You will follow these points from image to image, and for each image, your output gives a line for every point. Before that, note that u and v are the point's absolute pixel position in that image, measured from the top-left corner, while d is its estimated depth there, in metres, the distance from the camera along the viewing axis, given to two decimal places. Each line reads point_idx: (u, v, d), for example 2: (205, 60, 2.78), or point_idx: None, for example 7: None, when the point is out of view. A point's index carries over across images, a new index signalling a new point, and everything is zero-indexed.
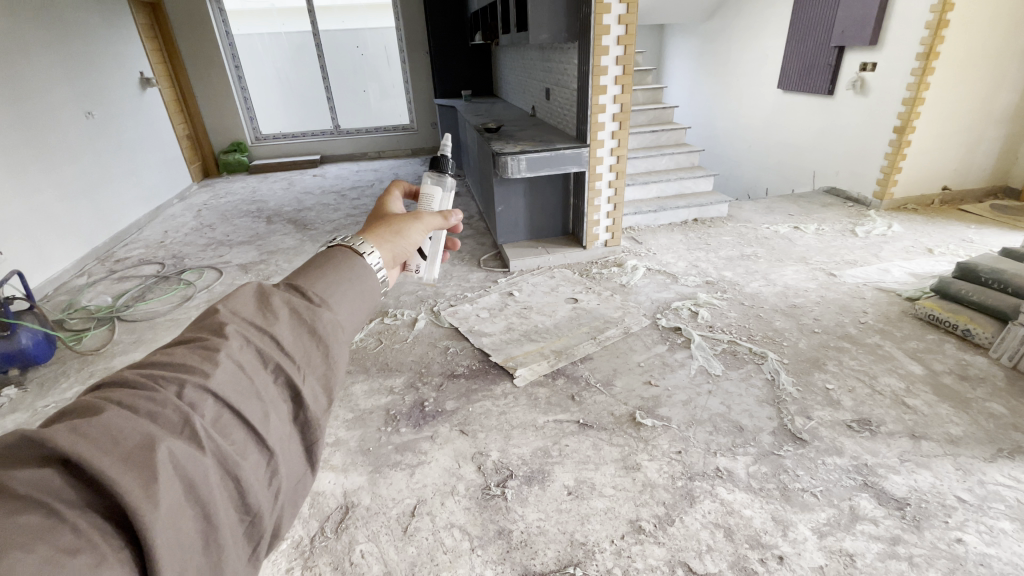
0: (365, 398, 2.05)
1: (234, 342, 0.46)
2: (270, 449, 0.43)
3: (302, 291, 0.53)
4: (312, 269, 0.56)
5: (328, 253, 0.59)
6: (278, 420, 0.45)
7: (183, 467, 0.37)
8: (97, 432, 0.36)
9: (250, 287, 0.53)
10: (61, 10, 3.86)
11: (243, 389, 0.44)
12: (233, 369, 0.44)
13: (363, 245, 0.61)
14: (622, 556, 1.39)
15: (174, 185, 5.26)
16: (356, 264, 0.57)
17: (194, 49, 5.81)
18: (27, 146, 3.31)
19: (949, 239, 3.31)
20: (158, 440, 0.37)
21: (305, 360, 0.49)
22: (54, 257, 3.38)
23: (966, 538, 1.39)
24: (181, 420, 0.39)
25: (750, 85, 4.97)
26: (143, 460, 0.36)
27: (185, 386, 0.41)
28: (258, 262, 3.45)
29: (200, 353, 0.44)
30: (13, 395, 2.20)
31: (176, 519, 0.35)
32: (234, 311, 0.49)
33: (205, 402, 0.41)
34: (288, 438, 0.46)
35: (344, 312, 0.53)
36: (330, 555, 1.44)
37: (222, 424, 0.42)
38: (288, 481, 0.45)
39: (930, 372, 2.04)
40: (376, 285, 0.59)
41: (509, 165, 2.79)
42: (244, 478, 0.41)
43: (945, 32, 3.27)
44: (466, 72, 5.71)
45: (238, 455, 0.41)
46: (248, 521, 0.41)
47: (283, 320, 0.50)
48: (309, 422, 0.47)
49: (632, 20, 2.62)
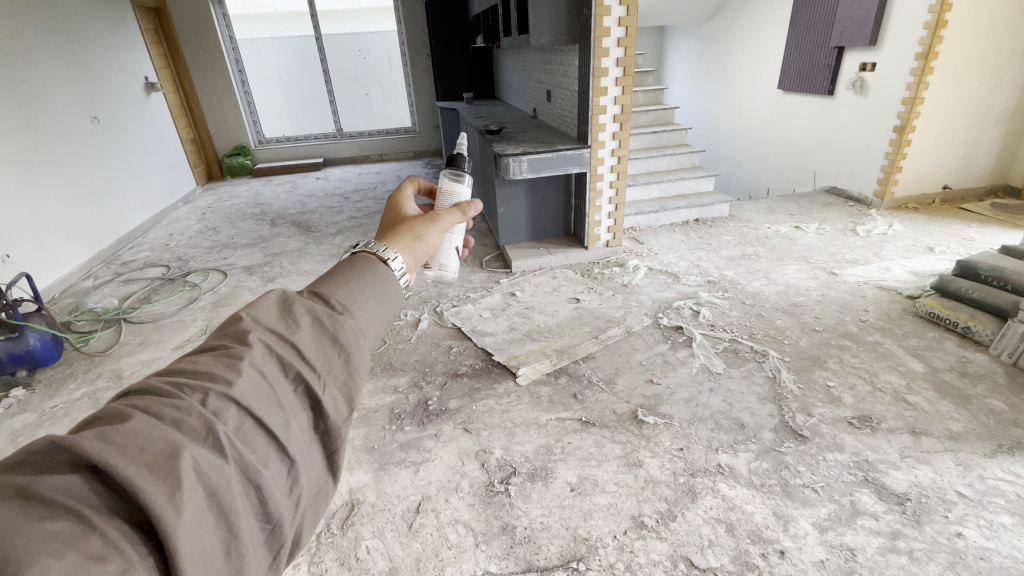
0: (370, 397, 2.07)
1: (256, 350, 0.47)
2: (291, 458, 0.45)
3: (325, 299, 0.54)
4: (334, 276, 0.57)
5: (350, 260, 0.60)
6: (298, 428, 0.46)
7: (206, 474, 0.38)
8: (123, 440, 0.37)
9: (273, 294, 0.54)
10: (66, 16, 3.91)
11: (265, 397, 0.45)
12: (256, 377, 0.45)
13: (386, 251, 0.63)
14: (625, 551, 1.40)
15: (179, 188, 5.30)
16: (379, 271, 0.59)
17: (198, 53, 5.86)
18: (33, 150, 3.35)
19: (949, 237, 3.32)
20: (182, 448, 0.38)
21: (326, 368, 0.50)
22: (61, 260, 3.42)
23: (967, 532, 1.40)
24: (204, 428, 0.41)
25: (751, 86, 4.99)
26: (168, 467, 0.37)
27: (208, 395, 0.42)
28: (262, 264, 3.49)
29: (223, 360, 0.45)
30: (22, 396, 2.23)
31: (198, 526, 0.36)
32: (257, 319, 0.51)
33: (228, 411, 0.42)
34: (307, 445, 0.47)
35: (366, 319, 0.54)
36: (336, 551, 1.46)
37: (244, 432, 0.43)
38: (308, 489, 0.46)
39: (930, 369, 2.06)
40: (398, 292, 0.60)
41: (511, 167, 2.81)
42: (265, 486, 0.42)
43: (944, 31, 3.29)
44: (467, 74, 5.74)
45: (259, 463, 0.42)
46: (269, 529, 0.42)
47: (305, 328, 0.51)
48: (328, 430, 0.48)
49: (632, 22, 2.64)
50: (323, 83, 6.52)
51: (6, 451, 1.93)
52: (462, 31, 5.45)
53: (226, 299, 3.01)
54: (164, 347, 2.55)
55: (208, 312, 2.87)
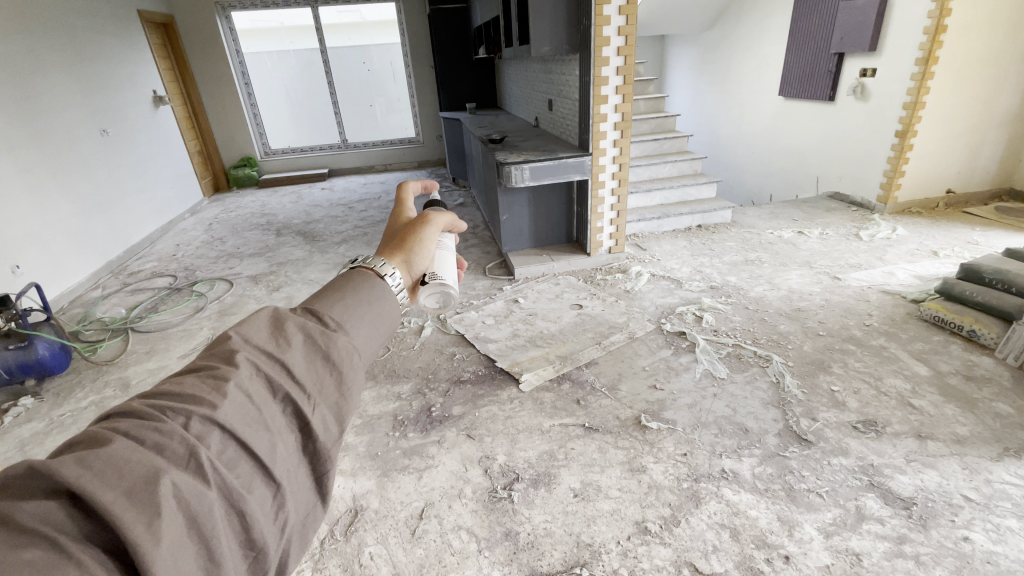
0: (374, 403, 2.08)
1: (243, 371, 0.40)
2: (277, 482, 0.38)
3: (318, 316, 0.47)
4: (329, 290, 0.50)
5: (348, 273, 0.53)
6: (286, 451, 0.40)
7: (188, 500, 0.32)
8: (102, 464, 0.31)
9: (264, 312, 0.47)
10: (76, 31, 3.99)
11: (250, 418, 0.38)
12: (242, 400, 0.38)
13: (384, 265, 0.55)
14: (628, 557, 1.40)
15: (186, 200, 5.38)
16: (374, 285, 0.51)
17: (204, 67, 5.96)
18: (44, 164, 3.41)
19: (954, 241, 3.32)
20: (163, 473, 0.33)
21: (318, 389, 0.43)
22: (69, 271, 3.46)
23: (974, 536, 1.39)
24: (187, 453, 0.34)
25: (752, 92, 5.01)
26: (147, 495, 0.31)
27: (191, 417, 0.36)
28: (267, 274, 3.52)
29: (208, 382, 0.39)
30: (31, 405, 2.26)
31: (178, 559, 0.30)
32: (246, 338, 0.44)
33: (212, 435, 0.36)
34: (296, 468, 0.40)
35: (362, 337, 0.47)
36: (340, 557, 1.46)
37: (228, 458, 0.37)
38: (295, 515, 0.39)
39: (936, 372, 2.04)
40: (395, 307, 0.52)
41: (513, 175, 2.85)
42: (250, 513, 0.35)
43: (943, 37, 3.31)
44: (470, 84, 5.80)
45: (243, 489, 0.36)
46: (253, 557, 0.36)
47: (296, 348, 0.44)
48: (317, 454, 0.41)
49: (632, 31, 2.68)
50: (328, 94, 6.60)
51: (14, 460, 1.95)
52: (464, 42, 5.53)
53: (232, 308, 3.04)
54: (170, 356, 2.58)
55: (213, 321, 2.90)
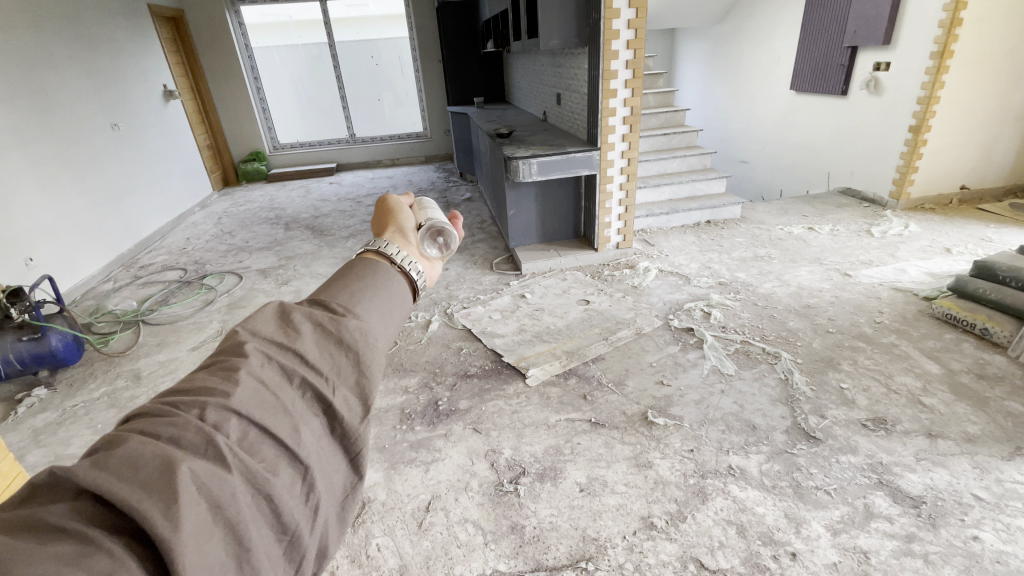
0: (381, 397, 2.09)
1: (253, 359, 0.41)
2: (304, 463, 0.38)
3: (325, 304, 0.47)
4: (337, 279, 0.50)
5: (354, 261, 0.53)
6: (310, 435, 0.39)
7: (208, 485, 0.33)
8: (120, 463, 0.32)
9: (270, 306, 0.48)
10: (88, 25, 4.02)
11: (266, 403, 0.38)
12: (256, 387, 0.39)
13: (391, 248, 0.55)
14: (634, 551, 1.40)
15: (195, 194, 5.42)
16: (381, 270, 0.51)
17: (213, 61, 5.99)
18: (58, 158, 3.46)
19: (968, 239, 3.25)
20: (179, 462, 0.33)
21: (335, 372, 0.43)
22: (82, 264, 3.51)
23: (984, 535, 1.38)
24: (203, 441, 0.35)
25: (763, 86, 4.94)
26: (164, 485, 0.31)
27: (206, 408, 0.37)
28: (276, 267, 3.54)
29: (219, 373, 0.39)
30: (45, 395, 2.30)
31: (205, 544, 0.31)
32: (254, 331, 0.44)
33: (229, 422, 0.36)
34: (323, 450, 0.40)
35: (374, 318, 0.46)
36: (348, 548, 1.47)
37: (249, 443, 0.37)
38: (328, 496, 0.39)
39: (947, 371, 2.02)
40: (405, 289, 0.52)
41: (521, 169, 2.84)
42: (278, 496, 0.35)
43: (959, 30, 3.25)
44: (478, 79, 5.78)
45: (268, 472, 0.36)
46: (287, 540, 0.36)
47: (306, 335, 0.44)
48: (346, 434, 0.42)
49: (643, 24, 2.64)
50: (336, 88, 6.62)
51: (29, 448, 1.99)
52: (473, 36, 5.50)
53: (241, 302, 3.07)
54: (180, 348, 2.62)
55: (222, 313, 2.93)
